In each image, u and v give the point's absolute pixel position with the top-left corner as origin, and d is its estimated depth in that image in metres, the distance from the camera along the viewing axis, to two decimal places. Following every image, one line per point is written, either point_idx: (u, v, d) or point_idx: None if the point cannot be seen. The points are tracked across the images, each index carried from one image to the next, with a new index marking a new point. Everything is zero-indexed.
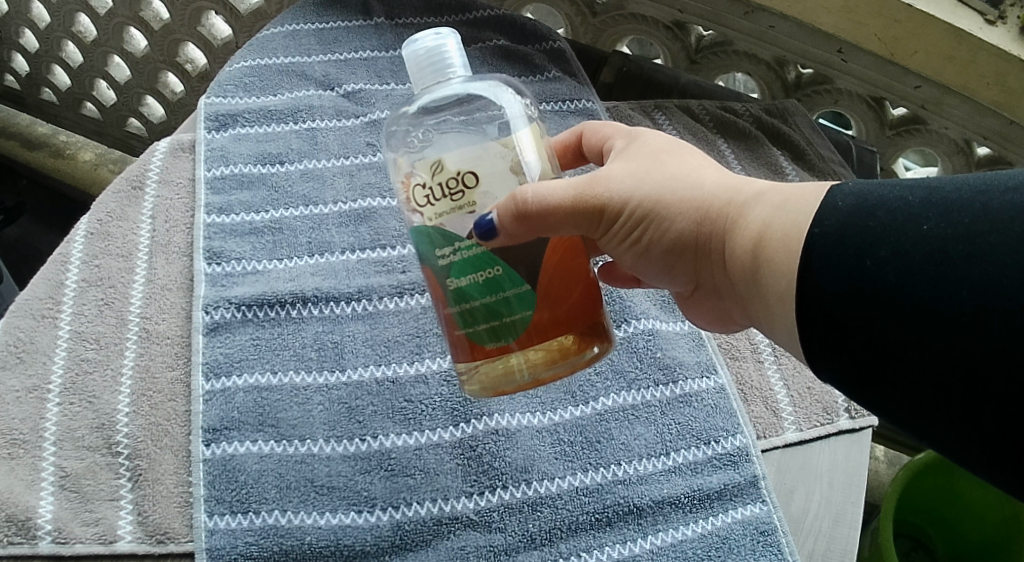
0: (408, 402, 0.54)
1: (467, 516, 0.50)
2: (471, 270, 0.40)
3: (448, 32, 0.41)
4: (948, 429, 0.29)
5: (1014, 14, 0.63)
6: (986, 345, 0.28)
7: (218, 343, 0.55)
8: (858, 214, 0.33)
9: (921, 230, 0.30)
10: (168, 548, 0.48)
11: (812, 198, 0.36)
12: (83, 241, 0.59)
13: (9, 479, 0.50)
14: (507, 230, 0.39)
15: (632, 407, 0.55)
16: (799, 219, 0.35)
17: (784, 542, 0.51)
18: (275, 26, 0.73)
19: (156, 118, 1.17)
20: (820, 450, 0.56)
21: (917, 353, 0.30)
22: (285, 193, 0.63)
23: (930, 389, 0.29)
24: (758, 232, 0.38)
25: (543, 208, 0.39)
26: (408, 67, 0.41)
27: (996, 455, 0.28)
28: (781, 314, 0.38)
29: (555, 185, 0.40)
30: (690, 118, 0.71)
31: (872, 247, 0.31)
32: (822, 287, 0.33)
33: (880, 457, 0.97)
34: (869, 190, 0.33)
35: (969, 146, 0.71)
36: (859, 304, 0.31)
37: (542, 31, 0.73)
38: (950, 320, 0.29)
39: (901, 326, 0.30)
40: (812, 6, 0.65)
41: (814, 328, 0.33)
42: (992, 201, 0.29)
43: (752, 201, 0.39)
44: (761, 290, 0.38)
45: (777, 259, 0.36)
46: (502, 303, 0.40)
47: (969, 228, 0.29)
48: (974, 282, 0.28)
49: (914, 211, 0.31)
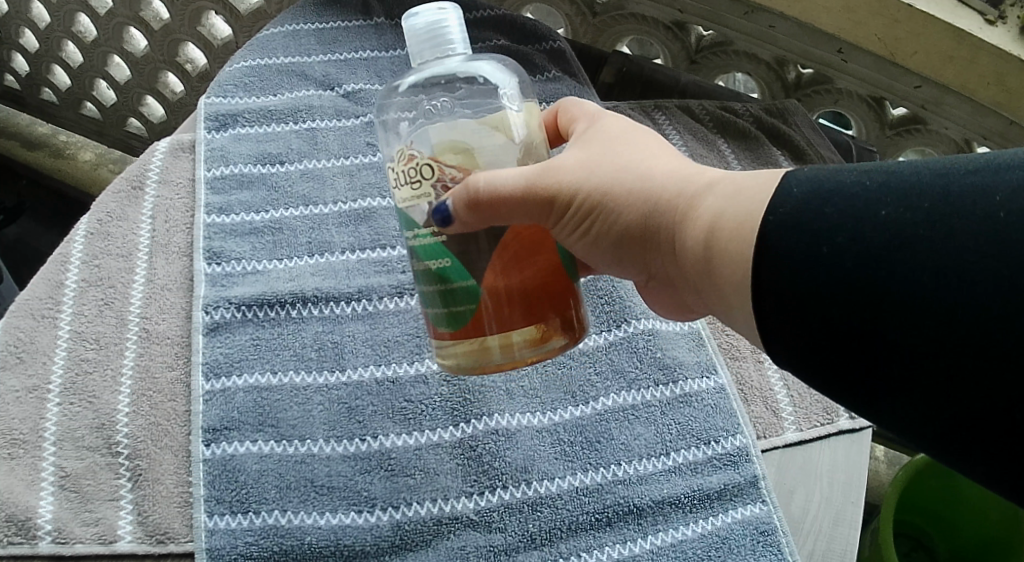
0: (408, 402, 0.54)
1: (467, 516, 0.50)
2: (427, 256, 0.40)
3: (449, 9, 0.41)
4: (914, 420, 0.28)
5: (1014, 14, 0.63)
6: (949, 333, 0.27)
7: (218, 343, 0.55)
8: (815, 199, 0.31)
9: (879, 215, 0.29)
10: (168, 548, 0.48)
11: (766, 186, 0.34)
12: (83, 241, 0.59)
13: (9, 479, 0.50)
14: (460, 219, 0.39)
15: (631, 407, 0.55)
16: (753, 209, 0.34)
17: (784, 542, 0.51)
18: (275, 26, 0.73)
19: (156, 118, 1.16)
20: (820, 450, 0.56)
21: (878, 342, 0.28)
22: (285, 193, 0.63)
23: (895, 380, 0.28)
24: (709, 225, 0.36)
25: (492, 198, 0.38)
26: (408, 40, 0.42)
27: (964, 446, 0.27)
28: (737, 305, 0.36)
29: (507, 174, 0.39)
30: (690, 118, 0.71)
31: (829, 233, 0.30)
32: (778, 275, 0.31)
33: (880, 457, 0.96)
34: (825, 175, 0.32)
35: (969, 146, 0.71)
36: (815, 293, 0.30)
37: (541, 32, 0.73)
38: (910, 308, 0.27)
39: (860, 315, 0.29)
40: (812, 6, 0.65)
41: (772, 316, 0.32)
42: (953, 185, 0.28)
43: (704, 193, 0.37)
44: (713, 283, 0.36)
45: (730, 249, 0.35)
46: (449, 295, 0.40)
47: (928, 212, 0.28)
48: (937, 265, 0.27)
49: (872, 195, 0.30)
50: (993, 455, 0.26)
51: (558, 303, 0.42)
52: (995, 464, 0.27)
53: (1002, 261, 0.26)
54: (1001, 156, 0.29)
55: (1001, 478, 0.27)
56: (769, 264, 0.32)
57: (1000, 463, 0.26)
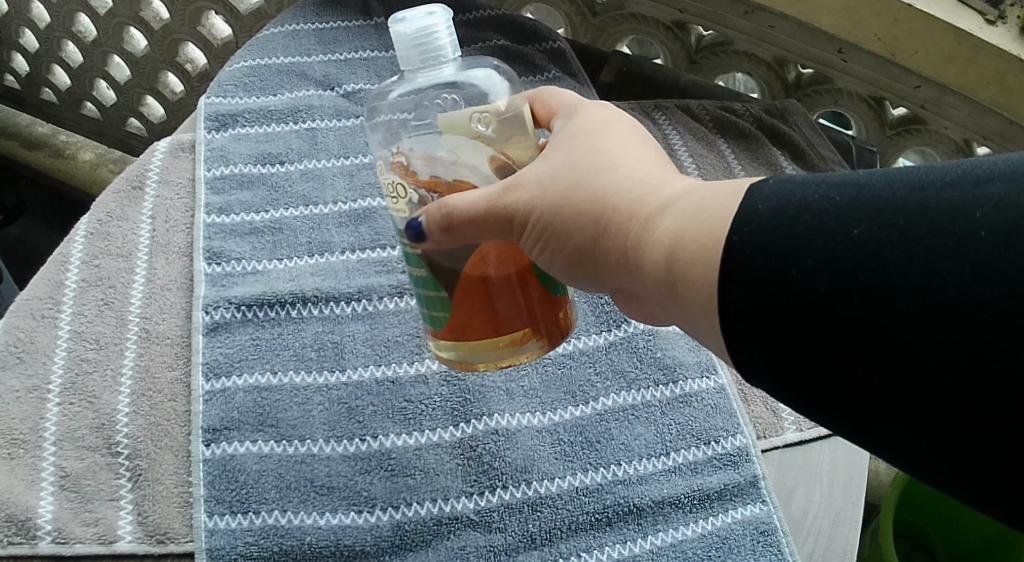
0: (408, 402, 0.54)
1: (467, 515, 0.50)
2: (411, 264, 0.42)
3: (438, 13, 0.40)
4: (898, 445, 0.27)
5: (1014, 14, 0.63)
6: (929, 359, 0.25)
7: (218, 343, 0.55)
8: (784, 215, 0.30)
9: (851, 234, 0.28)
10: (168, 548, 0.48)
11: (729, 203, 0.33)
12: (83, 241, 0.59)
13: (9, 479, 0.49)
14: (432, 237, 0.39)
15: (631, 407, 0.55)
16: (715, 229, 0.32)
17: (785, 542, 0.51)
18: (275, 26, 0.73)
19: (156, 118, 1.16)
20: (820, 450, 0.56)
21: (855, 368, 0.27)
22: (285, 193, 0.63)
23: (875, 406, 0.27)
24: (668, 246, 0.34)
25: (454, 222, 0.38)
26: (395, 46, 0.40)
27: (952, 472, 0.26)
28: (708, 331, 0.34)
29: (468, 195, 0.39)
30: (690, 118, 0.71)
31: (799, 255, 0.29)
32: (748, 298, 0.30)
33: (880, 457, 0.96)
34: (793, 189, 0.31)
35: (969, 146, 0.71)
36: (789, 316, 0.29)
37: (541, 32, 0.73)
38: (887, 332, 0.26)
39: (835, 340, 0.27)
40: (812, 6, 0.65)
41: (744, 341, 0.31)
42: (930, 198, 0.27)
43: (662, 212, 0.35)
44: (679, 304, 0.34)
45: (692, 271, 0.33)
46: (428, 300, 0.42)
47: (903, 230, 0.27)
48: (913, 287, 0.26)
49: (843, 211, 0.28)
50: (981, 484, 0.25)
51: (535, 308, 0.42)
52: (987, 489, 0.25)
53: (983, 281, 0.25)
54: (980, 166, 0.28)
55: (994, 502, 0.26)
56: (738, 286, 0.30)
57: (989, 492, 0.25)
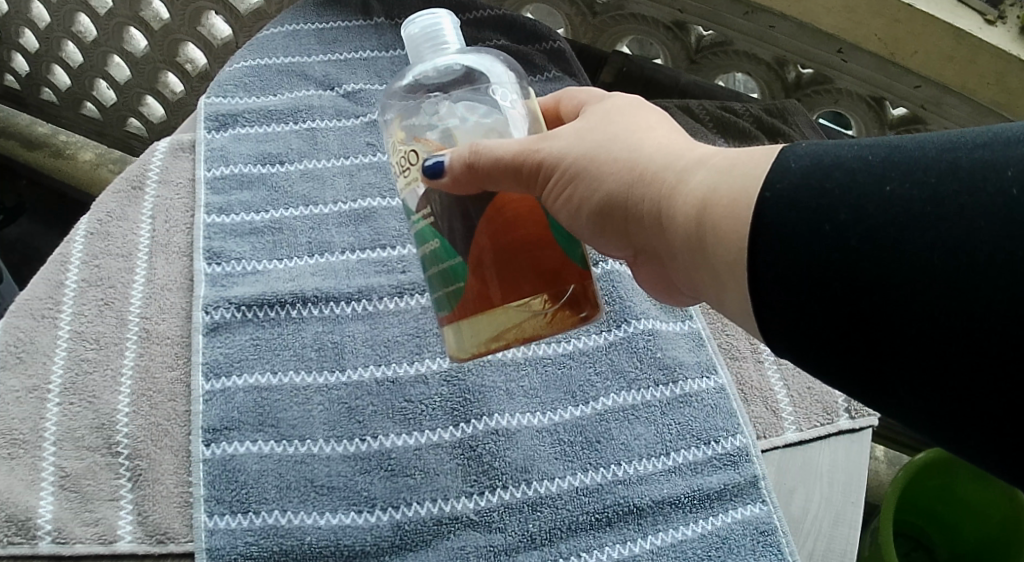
0: (408, 402, 0.54)
1: (467, 516, 0.50)
2: (423, 241, 0.42)
3: (442, 14, 0.45)
4: (917, 400, 0.28)
5: (1014, 14, 0.63)
6: (954, 308, 0.26)
7: (217, 343, 0.55)
8: (814, 174, 0.31)
9: (884, 191, 0.29)
10: (168, 548, 0.48)
11: (760, 163, 0.34)
12: (83, 242, 0.59)
13: (9, 479, 0.49)
14: (454, 175, 0.39)
15: (631, 407, 0.55)
16: (748, 185, 0.33)
17: (784, 542, 0.51)
18: (275, 26, 0.73)
19: (156, 118, 1.17)
20: (820, 450, 0.56)
21: (877, 319, 0.28)
22: (285, 193, 0.63)
23: (895, 360, 0.28)
24: (701, 199, 0.35)
25: (479, 163, 0.39)
26: (406, 46, 0.45)
27: (967, 424, 0.27)
28: (733, 289, 0.35)
29: (497, 143, 0.40)
30: (690, 117, 0.70)
31: (830, 211, 0.30)
32: (774, 257, 0.31)
33: (880, 457, 0.97)
34: (825, 150, 0.32)
35: None
36: (818, 273, 0.29)
37: (540, 31, 0.73)
38: (912, 281, 0.27)
39: (863, 289, 0.28)
40: (813, 6, 0.65)
41: (767, 295, 0.31)
42: (962, 158, 0.28)
43: (693, 167, 0.37)
44: (708, 261, 0.35)
45: (724, 225, 0.34)
46: (446, 274, 0.41)
47: (935, 188, 0.28)
48: (944, 243, 0.27)
49: (875, 170, 0.30)
50: (989, 437, 0.27)
51: (572, 276, 0.42)
52: (999, 439, 0.27)
53: (1012, 238, 0.26)
54: (1010, 129, 0.29)
55: (1006, 452, 0.27)
56: (767, 245, 0.31)
57: (998, 445, 0.27)
